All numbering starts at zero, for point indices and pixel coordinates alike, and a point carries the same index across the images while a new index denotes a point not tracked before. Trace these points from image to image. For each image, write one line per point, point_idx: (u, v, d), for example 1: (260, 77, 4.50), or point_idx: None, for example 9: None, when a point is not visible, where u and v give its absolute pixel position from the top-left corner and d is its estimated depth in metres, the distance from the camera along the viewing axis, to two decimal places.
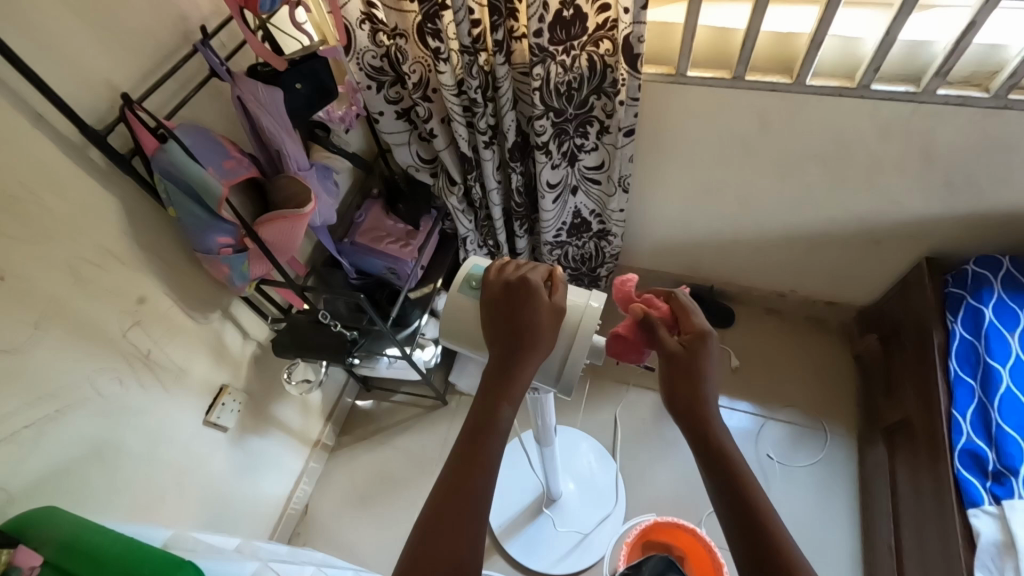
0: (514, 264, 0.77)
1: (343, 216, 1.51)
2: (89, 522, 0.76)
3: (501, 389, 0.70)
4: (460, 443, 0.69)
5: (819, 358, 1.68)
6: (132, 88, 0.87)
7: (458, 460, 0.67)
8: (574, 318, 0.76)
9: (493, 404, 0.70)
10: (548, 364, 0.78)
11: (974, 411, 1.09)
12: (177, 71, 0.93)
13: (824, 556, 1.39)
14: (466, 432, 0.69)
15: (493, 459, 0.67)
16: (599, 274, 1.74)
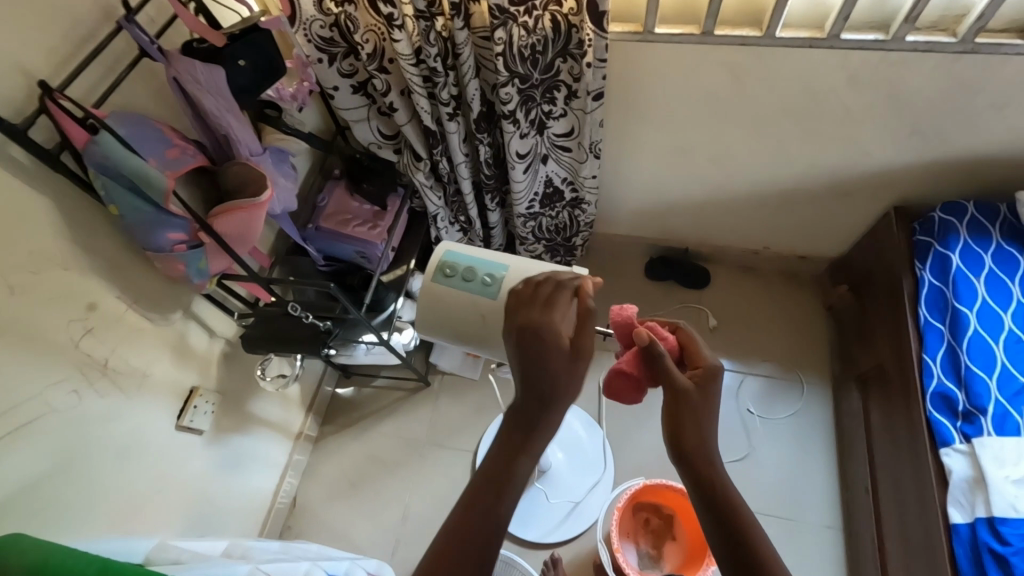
0: (542, 291, 0.72)
1: (305, 201, 1.43)
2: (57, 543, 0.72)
3: (523, 430, 0.68)
4: (477, 479, 0.67)
5: (794, 311, 1.71)
6: (52, 73, 0.79)
7: (474, 497, 0.66)
8: (563, 304, 0.75)
9: (515, 445, 0.68)
10: None
11: (944, 354, 1.13)
12: (101, 52, 0.83)
13: (806, 501, 1.44)
14: (479, 478, 0.67)
15: (510, 499, 0.66)
16: (574, 243, 1.72)
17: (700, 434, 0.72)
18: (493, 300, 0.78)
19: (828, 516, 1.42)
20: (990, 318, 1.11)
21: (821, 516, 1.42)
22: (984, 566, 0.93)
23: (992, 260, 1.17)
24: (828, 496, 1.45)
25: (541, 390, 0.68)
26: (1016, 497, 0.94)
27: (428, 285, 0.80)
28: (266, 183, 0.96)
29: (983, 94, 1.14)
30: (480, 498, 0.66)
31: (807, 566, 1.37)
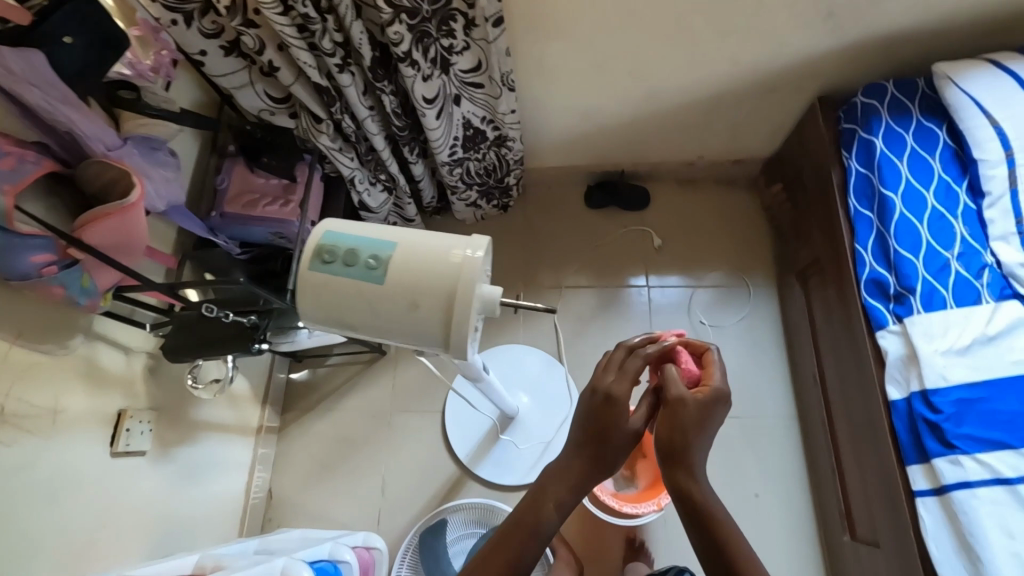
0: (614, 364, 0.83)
1: (202, 186, 1.29)
2: None
3: (551, 483, 0.80)
4: (507, 520, 0.80)
5: (734, 217, 1.71)
6: None
7: (504, 533, 0.79)
8: (453, 281, 0.67)
9: (541, 495, 0.80)
10: (431, 332, 0.70)
11: (874, 241, 1.15)
12: None
13: (761, 398, 1.52)
14: (508, 525, 0.79)
15: (532, 536, 0.78)
16: (508, 183, 1.65)
17: (686, 441, 0.79)
18: (379, 286, 0.68)
19: (783, 408, 1.50)
20: (915, 198, 1.11)
21: (776, 409, 1.50)
22: (920, 435, 0.99)
23: (913, 138, 1.16)
24: (781, 389, 1.52)
25: (585, 439, 0.81)
26: (944, 366, 0.98)
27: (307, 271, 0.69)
28: (134, 180, 0.87)
29: None
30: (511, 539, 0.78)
31: (768, 456, 1.46)
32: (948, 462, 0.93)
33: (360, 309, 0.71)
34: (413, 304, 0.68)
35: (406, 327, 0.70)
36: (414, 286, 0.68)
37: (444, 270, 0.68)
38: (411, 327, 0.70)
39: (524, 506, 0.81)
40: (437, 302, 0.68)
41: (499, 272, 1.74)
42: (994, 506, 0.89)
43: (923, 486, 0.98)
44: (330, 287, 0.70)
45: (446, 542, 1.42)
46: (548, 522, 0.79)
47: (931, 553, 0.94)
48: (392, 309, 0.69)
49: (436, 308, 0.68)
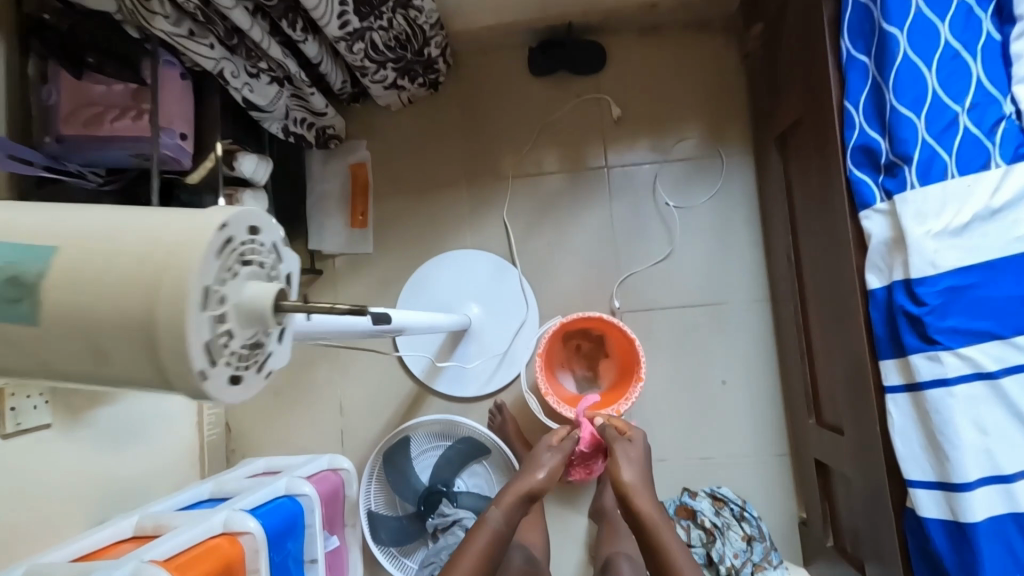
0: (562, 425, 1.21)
1: (25, 105, 1.02)
2: None
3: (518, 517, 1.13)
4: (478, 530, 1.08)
5: (706, 72, 1.43)
6: None
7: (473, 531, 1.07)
8: (143, 310, 0.42)
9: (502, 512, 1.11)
10: (148, 381, 0.45)
11: (868, 96, 0.92)
12: None
13: (731, 283, 1.40)
14: (472, 532, 1.06)
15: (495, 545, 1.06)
16: (431, 55, 1.35)
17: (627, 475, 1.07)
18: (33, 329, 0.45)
19: (754, 291, 1.39)
20: (923, 35, 0.85)
21: (746, 293, 1.39)
22: (899, 329, 0.87)
23: None
24: (753, 271, 1.40)
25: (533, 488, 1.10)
26: (935, 252, 0.83)
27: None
28: None
29: None
30: (471, 549, 1.04)
31: (736, 343, 1.38)
32: (926, 358, 0.83)
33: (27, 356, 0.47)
34: (100, 353, 0.45)
35: (118, 383, 0.46)
36: (96, 324, 0.44)
37: (133, 293, 0.43)
38: (124, 381, 0.45)
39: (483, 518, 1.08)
40: (128, 346, 0.43)
41: (437, 168, 1.52)
42: (970, 402, 0.81)
43: (895, 382, 0.89)
44: None
45: (412, 457, 1.41)
46: (501, 532, 1.08)
47: (896, 449, 0.88)
48: (75, 360, 0.45)
49: (133, 351, 0.43)
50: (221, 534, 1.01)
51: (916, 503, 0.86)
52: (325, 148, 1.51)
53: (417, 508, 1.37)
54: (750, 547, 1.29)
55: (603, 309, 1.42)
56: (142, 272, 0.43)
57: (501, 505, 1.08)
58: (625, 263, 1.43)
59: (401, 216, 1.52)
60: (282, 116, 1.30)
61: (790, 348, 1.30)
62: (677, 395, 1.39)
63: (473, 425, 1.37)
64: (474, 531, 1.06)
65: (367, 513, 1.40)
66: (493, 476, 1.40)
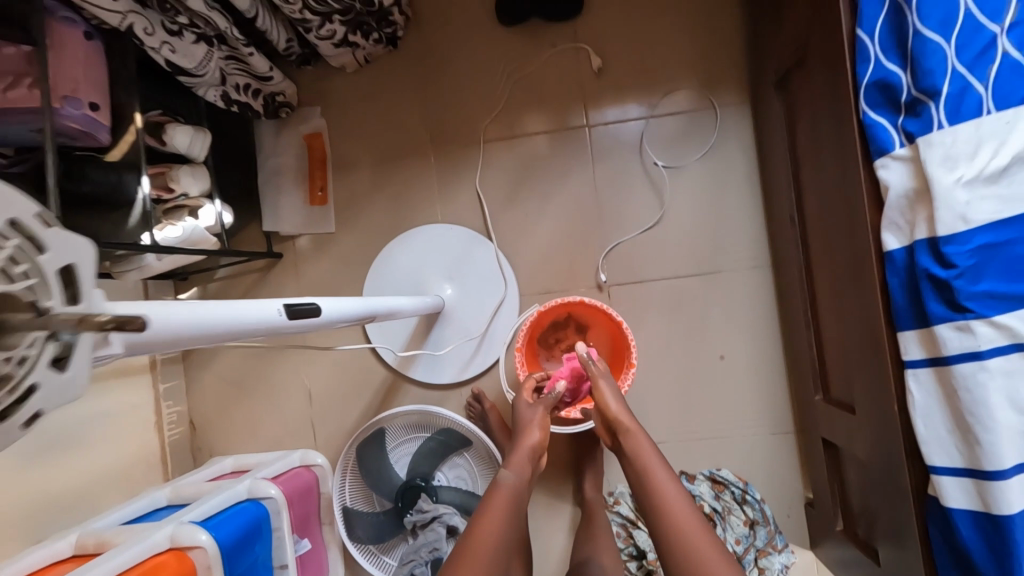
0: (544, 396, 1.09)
1: None
2: None
3: (516, 501, 0.96)
4: (477, 519, 0.91)
5: (695, 13, 1.28)
6: None
7: (475, 523, 0.90)
8: None
9: (494, 490, 0.96)
10: None
11: (885, 23, 0.77)
12: None
13: (730, 248, 1.26)
14: (468, 528, 0.91)
15: (495, 533, 0.89)
16: (383, 4, 1.21)
17: (613, 402, 1.00)
18: None
19: (755, 256, 1.26)
20: None
21: (745, 261, 1.26)
22: (921, 295, 0.75)
23: None
24: (752, 235, 1.26)
25: (533, 448, 1.02)
26: (966, 203, 0.70)
27: None
28: None
29: None
30: (495, 503, 0.94)
31: (736, 316, 1.26)
32: (954, 329, 0.71)
33: None
34: None
35: None
36: None
37: None
38: None
39: (495, 479, 0.98)
40: None
41: (401, 135, 1.38)
42: (1006, 378, 0.69)
43: (917, 356, 0.77)
44: None
45: (388, 449, 1.31)
46: (518, 489, 0.97)
47: (917, 431, 0.77)
48: None
49: None
50: (168, 549, 0.92)
51: (941, 492, 0.75)
52: (276, 117, 1.38)
53: (396, 505, 1.28)
54: (753, 531, 1.20)
55: (588, 283, 1.30)
56: None
57: (510, 466, 0.99)
58: (610, 233, 1.30)
59: (365, 192, 1.39)
60: (216, 81, 1.16)
61: (794, 319, 1.17)
62: (672, 373, 1.27)
63: (452, 416, 1.26)
64: (490, 494, 0.95)
65: (343, 509, 1.31)
66: (475, 467, 1.31)
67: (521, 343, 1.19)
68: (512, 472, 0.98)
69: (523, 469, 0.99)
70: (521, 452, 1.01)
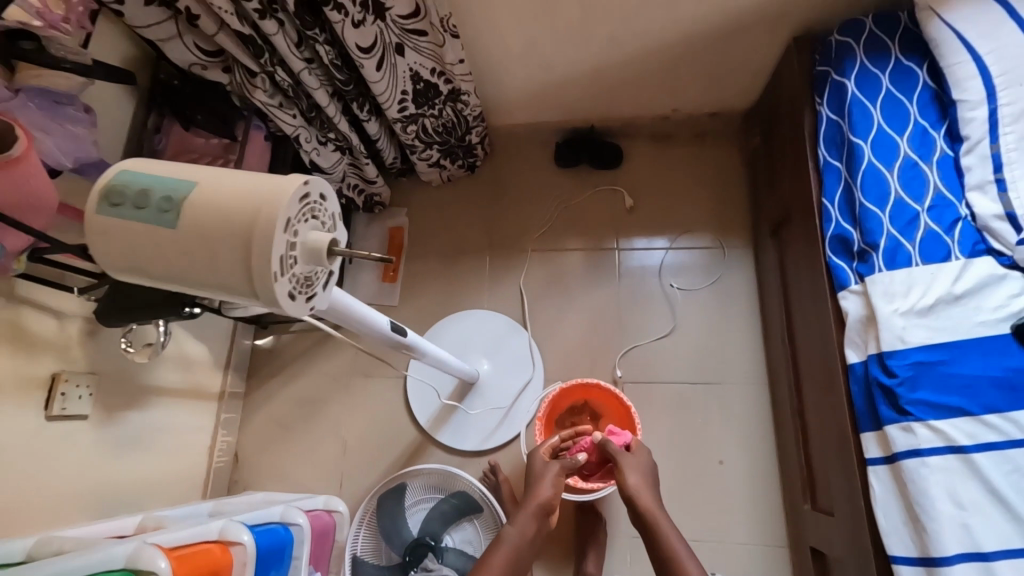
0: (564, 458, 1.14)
1: (131, 145, 1.22)
2: None
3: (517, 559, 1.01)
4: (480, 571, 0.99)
5: (710, 174, 1.63)
6: None
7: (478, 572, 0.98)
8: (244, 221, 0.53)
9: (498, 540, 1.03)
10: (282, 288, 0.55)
11: (842, 195, 1.05)
12: None
13: (732, 363, 1.45)
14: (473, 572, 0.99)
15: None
16: (471, 141, 1.60)
17: (632, 480, 1.06)
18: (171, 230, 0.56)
19: (754, 373, 1.44)
20: (922, 141, 0.98)
21: (745, 376, 1.44)
22: (875, 401, 0.92)
23: (890, 80, 1.03)
24: (752, 354, 1.45)
25: (541, 505, 1.06)
26: (903, 328, 0.90)
27: (89, 219, 0.57)
28: (19, 132, 0.80)
29: None
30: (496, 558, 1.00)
31: (735, 424, 1.40)
32: (900, 430, 0.87)
33: (155, 255, 0.57)
34: (206, 240, 0.54)
35: (217, 284, 0.56)
36: (205, 214, 0.55)
37: (246, 199, 0.54)
38: (219, 275, 0.55)
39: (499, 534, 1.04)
40: (233, 238, 0.53)
41: (465, 236, 1.70)
42: (944, 474, 0.83)
43: (875, 454, 0.92)
44: (129, 235, 0.56)
45: (405, 504, 1.43)
46: (520, 546, 1.02)
47: (879, 523, 0.89)
48: (190, 257, 0.55)
49: (233, 246, 0.53)
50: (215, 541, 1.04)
51: None
52: (371, 211, 1.74)
53: (402, 559, 1.37)
54: None
55: (605, 376, 1.49)
56: (235, 219, 0.53)
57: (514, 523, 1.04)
58: (629, 336, 1.52)
59: (428, 276, 1.67)
60: (339, 179, 1.53)
61: (786, 431, 1.31)
62: (675, 469, 1.38)
63: (469, 480, 1.39)
64: (492, 547, 1.02)
65: (352, 558, 1.41)
66: (481, 535, 1.41)
67: (542, 413, 1.39)
68: (516, 530, 1.03)
69: (527, 526, 1.04)
70: (529, 507, 1.06)
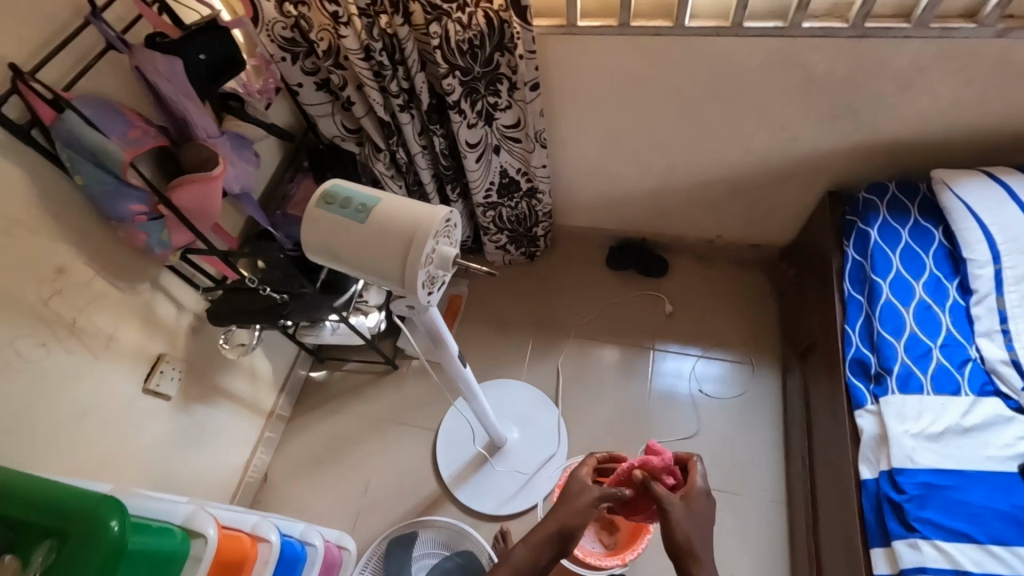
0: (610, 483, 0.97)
1: (272, 190, 1.48)
2: (44, 485, 0.79)
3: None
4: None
5: (746, 296, 1.78)
6: (62, 78, 0.96)
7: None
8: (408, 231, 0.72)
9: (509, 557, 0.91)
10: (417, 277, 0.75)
11: (862, 324, 1.17)
12: (88, 63, 0.98)
13: (751, 476, 1.49)
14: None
15: None
16: (536, 234, 1.82)
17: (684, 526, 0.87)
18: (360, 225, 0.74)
19: (772, 491, 1.47)
20: (936, 288, 1.13)
21: (763, 492, 1.47)
22: (884, 517, 0.97)
23: (908, 234, 1.20)
24: (772, 471, 1.49)
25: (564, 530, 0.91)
26: (913, 448, 0.98)
27: (309, 210, 0.77)
28: (219, 160, 1.09)
29: (885, 76, 1.23)
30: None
31: (749, 539, 1.41)
32: (907, 546, 0.91)
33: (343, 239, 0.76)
34: (382, 231, 0.73)
35: (372, 269, 0.76)
36: (386, 222, 0.74)
37: (410, 217, 0.73)
38: (379, 263, 0.75)
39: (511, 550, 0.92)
40: (400, 238, 0.73)
41: (515, 313, 1.87)
42: None
43: (883, 571, 0.94)
44: (336, 227, 0.75)
45: (412, 553, 1.44)
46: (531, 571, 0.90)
47: None
48: (365, 247, 0.74)
49: (396, 246, 0.73)
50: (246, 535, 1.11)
51: None
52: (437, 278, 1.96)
53: None
54: None
55: None
56: (401, 228, 0.73)
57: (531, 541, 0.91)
58: (653, 432, 1.59)
59: (475, 343, 1.83)
60: None
61: (801, 553, 1.31)
62: None
63: (479, 540, 1.43)
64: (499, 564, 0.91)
65: None
66: None
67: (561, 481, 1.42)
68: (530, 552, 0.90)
69: (539, 553, 0.91)
70: (547, 531, 0.92)
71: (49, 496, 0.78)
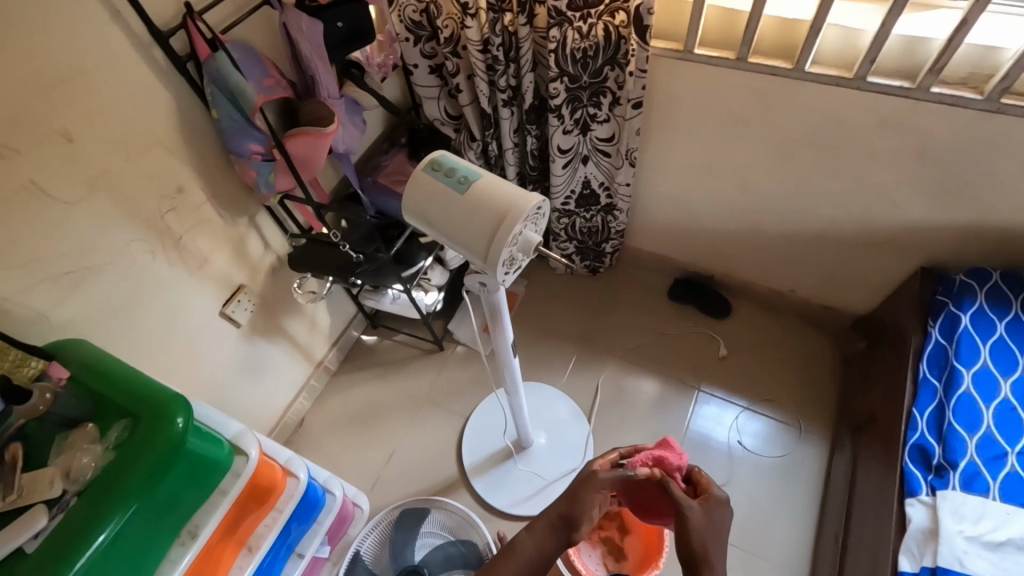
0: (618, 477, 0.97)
1: (368, 159, 1.58)
2: (131, 372, 0.88)
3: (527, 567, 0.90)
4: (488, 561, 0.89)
5: (808, 358, 1.71)
6: (219, 22, 1.07)
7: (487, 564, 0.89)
8: (500, 211, 0.76)
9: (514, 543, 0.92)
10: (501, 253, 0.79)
11: (932, 410, 1.09)
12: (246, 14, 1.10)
13: (774, 540, 1.43)
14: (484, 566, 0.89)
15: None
16: (604, 249, 1.82)
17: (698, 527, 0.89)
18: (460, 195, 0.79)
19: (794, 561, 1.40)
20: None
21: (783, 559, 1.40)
22: None
23: (1004, 328, 1.12)
24: (798, 541, 1.42)
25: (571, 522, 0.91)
26: (965, 551, 0.92)
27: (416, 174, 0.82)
28: (334, 121, 1.18)
29: (1011, 158, 1.16)
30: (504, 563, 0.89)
31: None
32: None
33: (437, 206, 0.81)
34: (474, 208, 0.78)
35: (460, 239, 0.80)
36: (479, 198, 0.78)
37: (504, 198, 0.77)
38: (469, 236, 0.79)
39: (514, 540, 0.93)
40: (492, 213, 0.77)
41: (567, 323, 1.88)
42: None
43: None
44: (436, 195, 0.81)
45: (419, 530, 1.47)
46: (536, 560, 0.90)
47: None
48: (460, 217, 0.79)
49: (488, 222, 0.77)
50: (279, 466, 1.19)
51: None
52: None
53: None
54: None
55: None
56: (495, 205, 0.77)
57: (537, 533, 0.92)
58: None
59: (521, 343, 1.86)
60: None
61: None
62: None
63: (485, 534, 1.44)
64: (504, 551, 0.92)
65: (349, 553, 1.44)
66: None
67: None
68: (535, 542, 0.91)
69: (546, 542, 0.92)
70: (551, 518, 0.93)
71: (133, 383, 0.87)
